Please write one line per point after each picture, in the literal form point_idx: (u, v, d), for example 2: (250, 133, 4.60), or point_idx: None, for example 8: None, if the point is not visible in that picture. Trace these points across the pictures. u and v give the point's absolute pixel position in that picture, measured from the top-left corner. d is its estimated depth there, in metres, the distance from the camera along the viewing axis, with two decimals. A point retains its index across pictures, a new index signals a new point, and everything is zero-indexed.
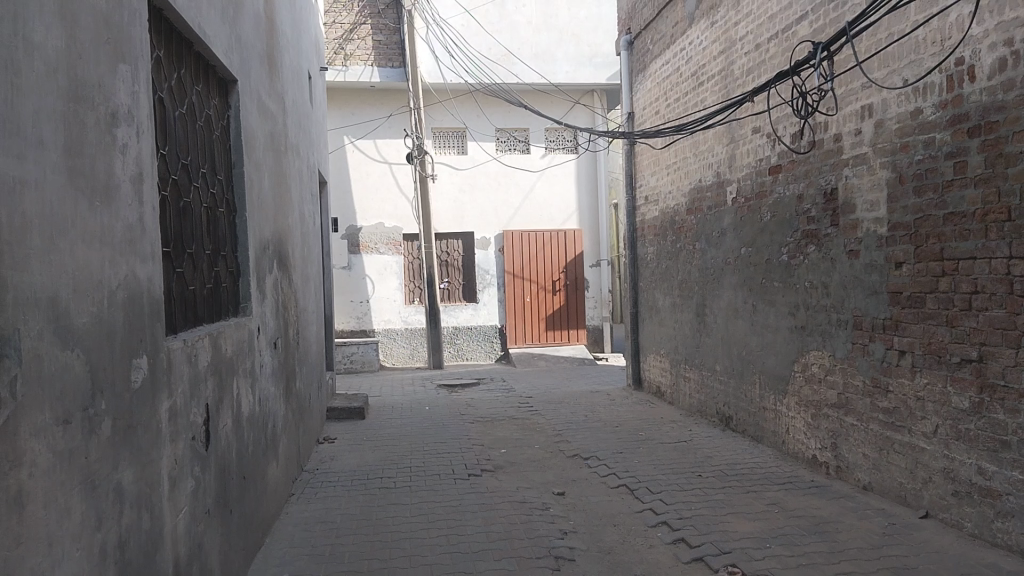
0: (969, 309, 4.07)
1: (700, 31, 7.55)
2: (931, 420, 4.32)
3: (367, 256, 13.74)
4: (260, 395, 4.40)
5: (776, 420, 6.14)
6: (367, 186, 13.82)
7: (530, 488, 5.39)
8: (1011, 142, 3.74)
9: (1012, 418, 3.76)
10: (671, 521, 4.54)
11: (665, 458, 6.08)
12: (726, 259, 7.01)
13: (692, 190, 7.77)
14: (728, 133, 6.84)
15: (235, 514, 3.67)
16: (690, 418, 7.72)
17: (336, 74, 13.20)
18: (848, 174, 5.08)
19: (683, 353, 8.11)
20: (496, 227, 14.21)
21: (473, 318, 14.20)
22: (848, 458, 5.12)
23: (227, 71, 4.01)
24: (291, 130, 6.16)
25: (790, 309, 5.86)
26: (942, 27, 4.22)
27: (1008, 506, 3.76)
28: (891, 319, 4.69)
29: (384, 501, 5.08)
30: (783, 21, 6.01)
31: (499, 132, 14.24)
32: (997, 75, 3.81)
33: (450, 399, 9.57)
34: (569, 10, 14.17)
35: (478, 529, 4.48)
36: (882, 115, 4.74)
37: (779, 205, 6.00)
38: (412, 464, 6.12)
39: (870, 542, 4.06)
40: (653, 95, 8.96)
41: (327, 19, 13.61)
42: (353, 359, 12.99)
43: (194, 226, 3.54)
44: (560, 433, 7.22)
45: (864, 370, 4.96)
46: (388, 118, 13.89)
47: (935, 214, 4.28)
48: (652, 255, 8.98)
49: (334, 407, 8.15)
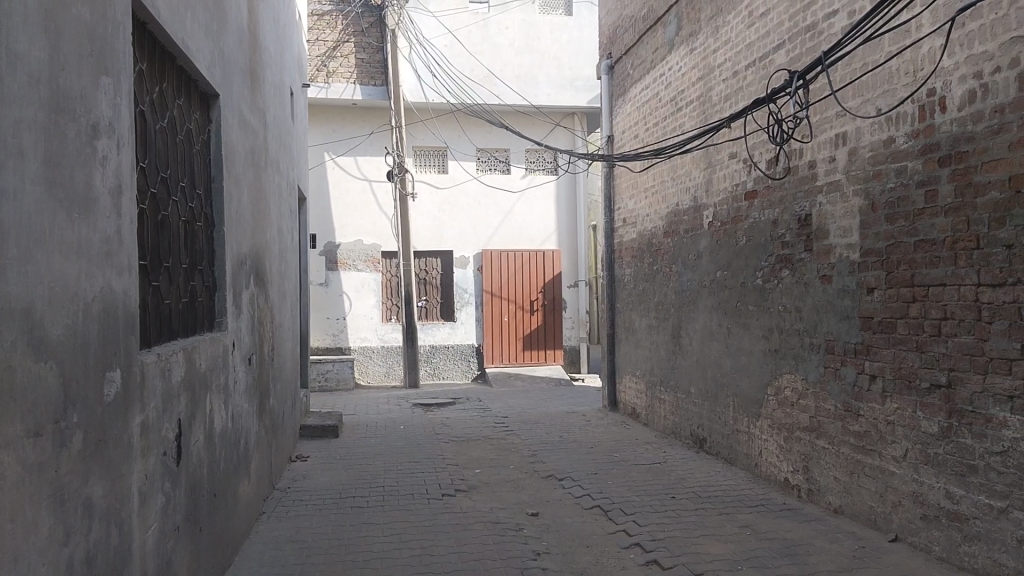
0: (938, 335, 4.14)
1: (679, 57, 7.67)
2: (901, 444, 4.38)
3: (344, 273, 13.69)
4: (233, 411, 4.36)
5: (749, 442, 6.17)
6: (346, 202, 13.81)
7: (504, 508, 5.38)
8: (981, 171, 3.83)
9: (979, 442, 3.83)
10: (644, 543, 4.54)
11: (639, 480, 6.08)
12: (701, 282, 7.07)
13: (669, 214, 7.85)
14: (705, 158, 6.94)
15: (206, 532, 3.63)
16: (664, 440, 7.75)
17: (318, 91, 13.26)
18: (821, 202, 5.17)
19: (658, 375, 8.15)
20: (475, 246, 14.24)
21: (450, 337, 14.16)
22: (820, 481, 5.16)
23: (208, 85, 4.01)
24: (271, 145, 6.14)
25: (764, 332, 5.93)
26: (915, 59, 4.33)
27: (976, 530, 3.81)
28: (863, 344, 4.75)
29: (356, 520, 5.04)
30: (760, 50, 6.13)
31: (479, 152, 14.31)
32: (967, 106, 3.91)
33: (425, 419, 9.52)
34: (552, 33, 14.33)
35: (451, 550, 4.44)
36: (855, 143, 4.83)
37: (753, 230, 6.09)
38: (385, 483, 6.07)
39: (840, 566, 4.08)
40: (633, 119, 9.06)
41: (310, 37, 13.62)
42: (328, 376, 12.90)
43: (171, 239, 3.52)
44: (535, 454, 7.20)
45: (836, 395, 5.02)
46: (370, 135, 13.92)
47: (906, 241, 4.36)
48: (629, 278, 9.04)
49: (307, 426, 8.07)
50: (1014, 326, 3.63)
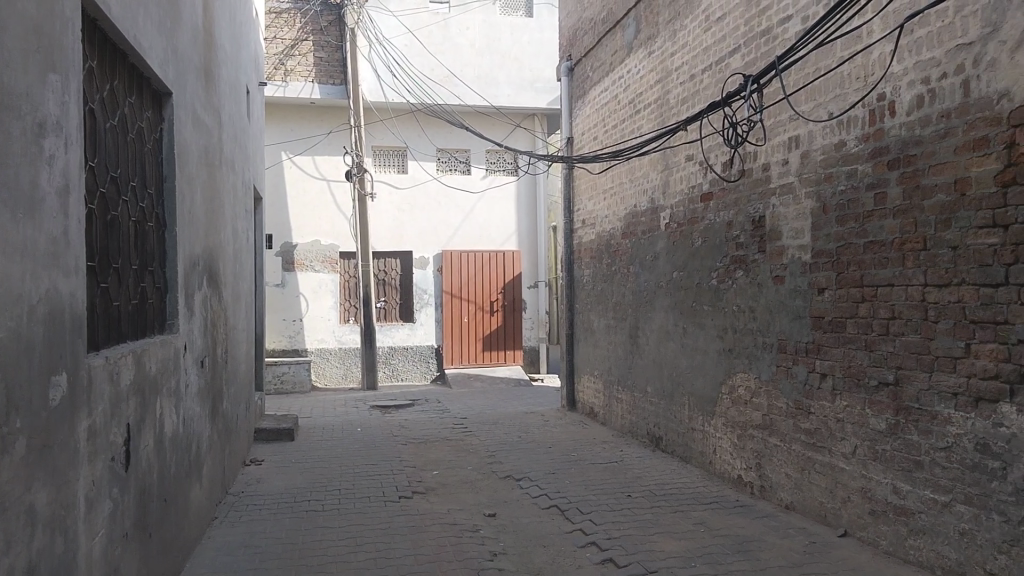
0: (886, 334, 4.24)
1: (637, 60, 7.74)
2: (850, 441, 4.48)
3: (301, 274, 13.54)
4: (184, 415, 4.28)
5: (704, 440, 6.26)
6: (303, 202, 13.67)
7: (461, 509, 5.37)
8: (927, 174, 3.93)
9: (925, 439, 3.93)
10: (600, 542, 4.57)
11: (595, 479, 6.12)
12: (658, 282, 7.14)
13: (627, 215, 7.92)
14: (662, 160, 7.01)
15: (155, 538, 3.56)
16: (621, 439, 7.82)
17: (275, 89, 13.10)
18: (775, 204, 5.27)
19: (616, 375, 8.22)
20: (435, 247, 14.19)
21: (408, 338, 14.06)
22: (772, 478, 5.26)
23: (161, 83, 3.93)
24: (225, 144, 6.04)
25: (718, 331, 6.02)
26: (866, 64, 4.43)
27: (921, 524, 3.92)
28: (814, 343, 4.85)
29: (311, 524, 4.99)
30: (716, 54, 6.22)
31: (439, 152, 14.27)
32: (915, 111, 4.02)
33: (382, 421, 9.46)
34: (512, 34, 14.36)
35: (406, 552, 4.42)
36: (808, 147, 4.93)
37: (709, 231, 6.18)
38: (342, 486, 6.02)
39: (791, 561, 4.16)
40: (592, 121, 9.12)
41: (268, 34, 13.45)
42: (284, 379, 12.73)
43: (121, 240, 3.45)
44: (493, 455, 7.20)
45: (787, 393, 5.11)
46: (328, 135, 13.79)
47: (856, 242, 4.47)
48: (588, 278, 9.09)
49: (262, 429, 7.96)
50: (958, 325, 3.74)
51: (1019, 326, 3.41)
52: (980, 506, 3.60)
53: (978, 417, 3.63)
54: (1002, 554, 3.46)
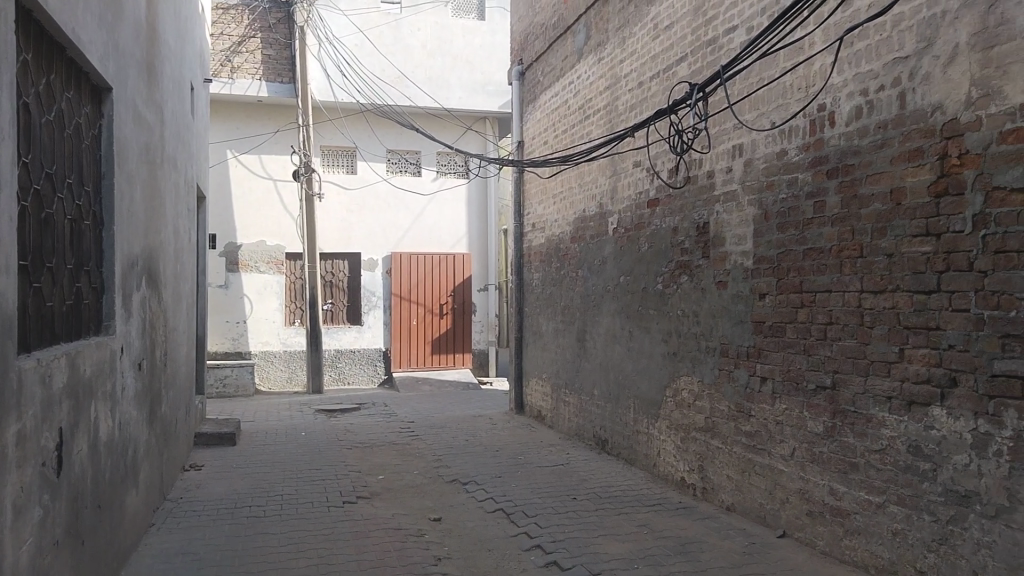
0: (824, 339, 4.35)
1: (587, 66, 7.82)
2: (789, 443, 4.59)
3: (245, 275, 13.30)
4: (120, 419, 4.16)
5: (648, 443, 6.34)
6: (249, 202, 13.43)
7: (406, 514, 5.34)
8: (865, 184, 4.06)
9: (860, 441, 4.05)
10: (545, 545, 4.59)
11: (542, 482, 6.15)
12: (606, 286, 7.21)
13: (576, 220, 7.98)
14: (611, 166, 7.08)
15: (88, 547, 3.45)
16: (568, 442, 7.87)
17: (221, 86, 12.84)
18: (718, 211, 5.37)
19: (564, 377, 8.26)
20: (384, 249, 14.08)
21: (356, 341, 13.92)
22: (714, 480, 5.35)
23: (100, 79, 3.83)
24: (167, 141, 5.89)
25: (663, 335, 6.10)
26: (807, 75, 4.55)
27: (856, 524, 4.04)
28: (755, 347, 4.95)
29: (252, 530, 4.90)
30: (663, 62, 6.31)
31: (390, 153, 14.16)
32: (854, 122, 4.14)
33: (327, 425, 9.34)
34: (464, 37, 14.35)
35: (349, 558, 4.38)
36: (751, 155, 5.04)
37: (655, 237, 6.26)
38: (284, 492, 5.93)
39: (731, 561, 4.24)
40: (542, 125, 9.16)
41: (214, 30, 13.18)
42: (227, 382, 12.47)
43: (56, 238, 3.34)
44: (440, 459, 7.17)
45: (729, 396, 5.21)
46: (275, 134, 13.58)
47: (796, 249, 4.58)
48: (537, 281, 9.13)
49: (203, 433, 7.78)
50: (893, 331, 3.86)
51: (950, 331, 3.53)
52: (911, 506, 3.72)
53: (910, 419, 3.75)
54: (932, 553, 3.58)
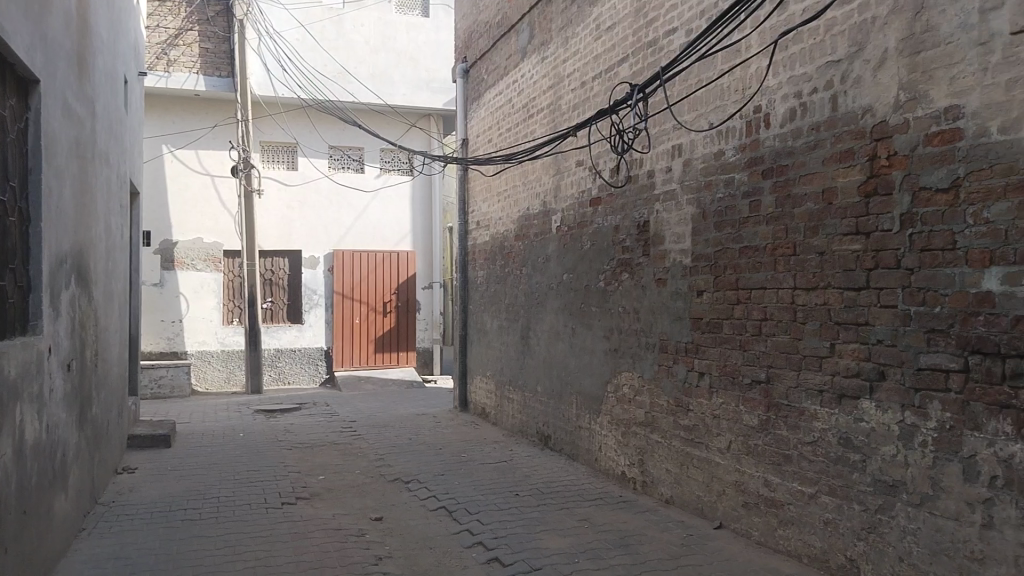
0: (759, 335, 4.47)
1: (531, 65, 7.85)
2: (725, 437, 4.70)
3: (181, 273, 12.97)
4: (48, 421, 4.03)
5: (590, 438, 6.41)
6: (185, 199, 13.10)
7: (347, 514, 5.30)
8: (798, 183, 4.18)
9: (793, 433, 4.17)
10: (486, 541, 4.61)
11: (484, 479, 6.17)
12: (549, 284, 7.27)
13: (520, 218, 8.01)
14: (554, 164, 7.13)
15: (12, 554, 3.33)
16: (511, 439, 7.90)
17: (156, 80, 12.56)
18: (658, 209, 5.46)
19: (507, 375, 8.30)
20: (326, 246, 13.90)
21: (297, 339, 13.70)
22: (653, 473, 5.45)
23: (27, 70, 3.69)
24: (99, 135, 5.71)
25: (605, 332, 6.18)
26: (744, 77, 4.66)
27: (789, 514, 4.16)
28: (693, 343, 5.05)
29: (187, 533, 4.79)
30: (606, 62, 6.37)
31: (332, 149, 13.98)
32: (788, 123, 4.26)
33: (267, 425, 9.18)
34: (408, 33, 14.26)
35: (288, 559, 4.32)
36: (690, 155, 5.13)
37: (597, 235, 6.33)
38: (221, 494, 5.81)
39: (669, 553, 4.33)
40: (486, 124, 9.16)
41: (150, 22, 12.80)
42: (162, 383, 12.15)
43: None
44: (382, 458, 7.13)
45: (668, 391, 5.31)
46: (213, 128, 13.28)
47: (732, 247, 4.69)
48: (482, 279, 9.14)
49: (137, 435, 7.57)
50: (824, 326, 3.99)
51: (879, 327, 3.67)
52: (842, 496, 3.85)
53: (841, 412, 3.88)
54: (861, 541, 3.71)
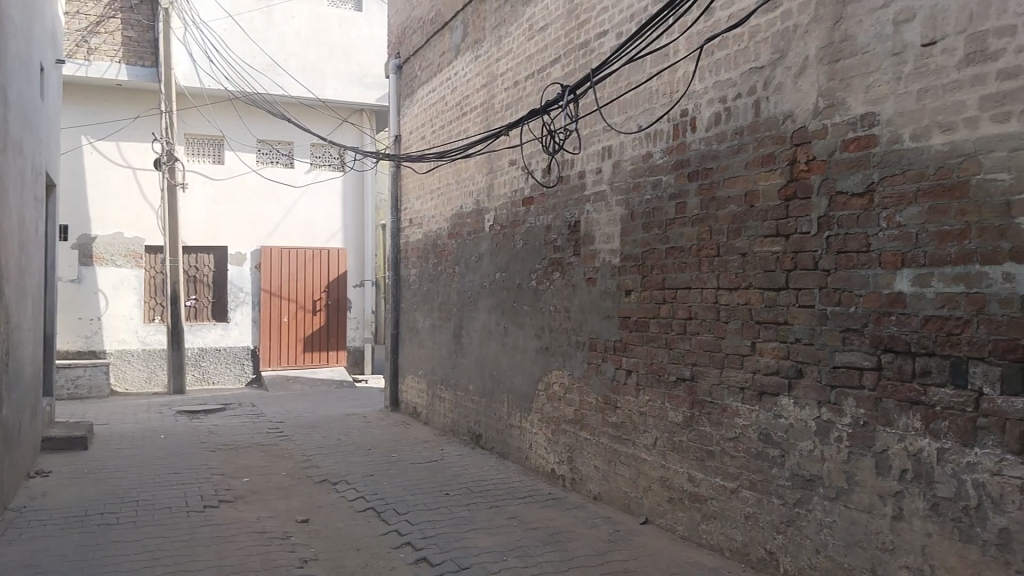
0: (684, 333, 4.58)
1: (464, 63, 7.84)
2: (651, 433, 4.80)
3: (100, 269, 12.50)
4: None
5: (520, 436, 6.45)
6: (104, 192, 12.63)
7: (272, 516, 5.20)
8: (722, 186, 4.29)
9: (716, 430, 4.29)
10: (415, 541, 4.59)
11: (414, 478, 6.15)
12: (481, 283, 7.29)
13: (453, 216, 8.00)
14: (487, 163, 7.14)
15: None
16: (443, 438, 7.89)
17: (75, 68, 12.03)
18: (589, 210, 5.53)
19: (439, 374, 8.28)
20: (253, 243, 13.61)
21: (222, 338, 13.39)
22: (582, 471, 5.52)
23: None
24: (12, 123, 5.45)
25: (536, 331, 6.23)
26: (671, 81, 4.76)
27: (712, 509, 4.28)
28: (621, 341, 5.14)
29: (103, 539, 4.63)
30: (539, 62, 6.42)
31: (260, 143, 13.71)
32: (713, 127, 4.37)
33: (190, 426, 8.93)
34: (341, 27, 14.04)
35: (209, 564, 4.22)
36: (619, 156, 5.22)
37: (529, 234, 6.37)
38: (141, 498, 5.64)
39: (595, 549, 4.40)
40: (420, 121, 9.11)
41: (69, 8, 12.26)
42: (78, 384, 11.69)
43: None
44: (310, 459, 7.02)
45: (597, 389, 5.39)
46: (135, 120, 12.84)
47: (659, 248, 4.79)
48: (414, 277, 9.09)
49: (51, 438, 7.27)
50: (745, 325, 4.11)
51: (797, 326, 3.80)
52: (761, 491, 3.98)
53: (761, 408, 4.01)
54: (780, 534, 3.85)
